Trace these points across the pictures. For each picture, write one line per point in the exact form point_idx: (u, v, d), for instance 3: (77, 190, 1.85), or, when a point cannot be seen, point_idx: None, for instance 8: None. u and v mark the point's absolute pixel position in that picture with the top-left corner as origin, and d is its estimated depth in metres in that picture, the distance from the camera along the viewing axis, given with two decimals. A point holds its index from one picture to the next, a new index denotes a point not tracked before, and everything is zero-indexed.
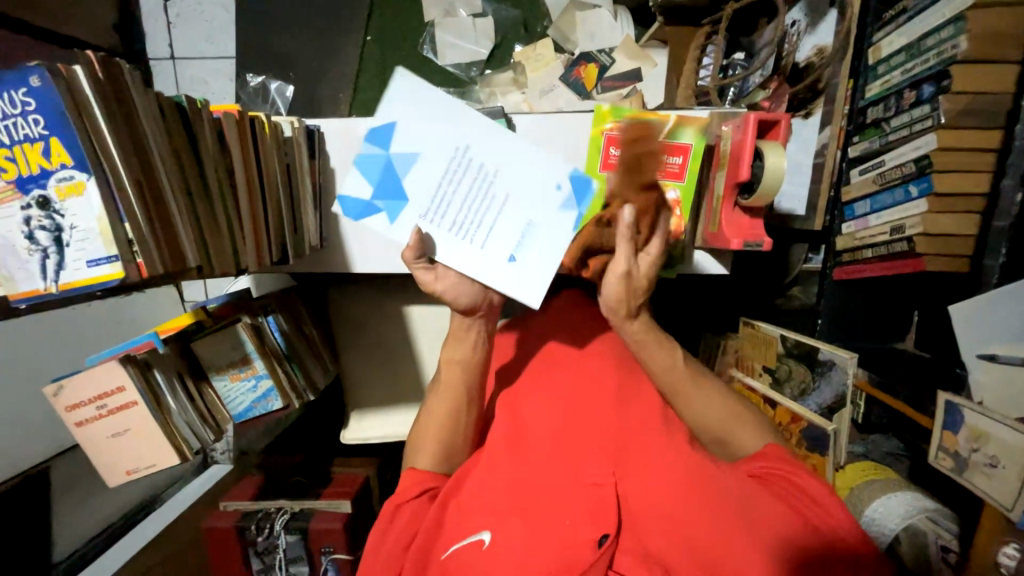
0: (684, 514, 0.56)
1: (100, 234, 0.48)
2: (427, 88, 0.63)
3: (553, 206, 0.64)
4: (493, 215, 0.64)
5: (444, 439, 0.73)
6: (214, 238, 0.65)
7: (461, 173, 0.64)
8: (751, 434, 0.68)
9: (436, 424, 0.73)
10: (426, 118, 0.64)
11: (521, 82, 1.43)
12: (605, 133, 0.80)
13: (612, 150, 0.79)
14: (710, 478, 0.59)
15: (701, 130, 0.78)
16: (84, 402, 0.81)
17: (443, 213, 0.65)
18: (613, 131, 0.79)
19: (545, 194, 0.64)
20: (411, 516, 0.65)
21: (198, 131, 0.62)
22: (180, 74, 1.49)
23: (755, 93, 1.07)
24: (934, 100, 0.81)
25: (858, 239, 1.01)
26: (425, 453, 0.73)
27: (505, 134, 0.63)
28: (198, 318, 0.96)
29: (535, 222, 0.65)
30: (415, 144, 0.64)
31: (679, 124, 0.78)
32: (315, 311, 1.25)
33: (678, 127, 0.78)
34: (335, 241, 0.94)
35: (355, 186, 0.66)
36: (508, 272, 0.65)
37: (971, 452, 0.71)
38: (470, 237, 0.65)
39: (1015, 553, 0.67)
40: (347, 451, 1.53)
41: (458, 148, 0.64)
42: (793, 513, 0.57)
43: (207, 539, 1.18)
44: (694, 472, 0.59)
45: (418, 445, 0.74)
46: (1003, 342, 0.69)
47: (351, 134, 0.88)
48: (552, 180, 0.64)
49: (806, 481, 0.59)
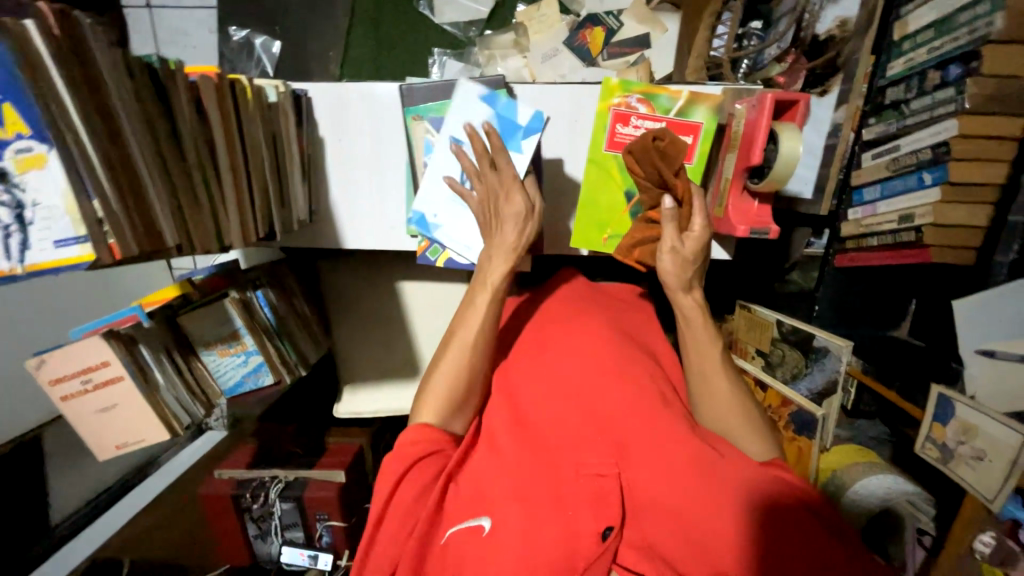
0: (683, 501, 0.57)
1: (67, 213, 0.45)
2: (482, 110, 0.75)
3: (444, 198, 0.79)
4: None
5: (453, 401, 0.71)
6: (194, 214, 0.60)
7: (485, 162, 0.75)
8: (753, 442, 0.69)
9: (452, 377, 0.71)
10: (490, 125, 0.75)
11: (523, 45, 1.34)
12: (613, 109, 0.76)
13: (620, 128, 0.76)
14: (713, 469, 0.59)
15: (715, 108, 0.75)
16: (69, 376, 0.77)
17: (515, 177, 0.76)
18: (621, 107, 0.75)
19: (444, 202, 0.79)
20: (405, 513, 0.61)
21: (173, 96, 0.57)
22: (157, 23, 1.38)
23: (770, 67, 1.02)
24: (960, 83, 0.77)
25: (863, 227, 0.99)
26: (433, 403, 0.70)
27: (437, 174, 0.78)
28: (184, 291, 0.93)
29: (439, 220, 0.79)
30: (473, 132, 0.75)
31: (691, 101, 0.75)
32: (306, 284, 1.22)
33: (690, 106, 0.75)
34: (326, 213, 0.90)
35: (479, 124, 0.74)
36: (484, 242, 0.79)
37: (958, 444, 0.72)
38: None
39: (990, 540, 0.71)
40: (340, 422, 1.54)
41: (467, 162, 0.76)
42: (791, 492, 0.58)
43: (204, 505, 1.19)
44: (696, 463, 0.59)
45: (429, 397, 0.71)
46: (1002, 339, 0.69)
47: (340, 99, 0.84)
48: (430, 210, 0.79)
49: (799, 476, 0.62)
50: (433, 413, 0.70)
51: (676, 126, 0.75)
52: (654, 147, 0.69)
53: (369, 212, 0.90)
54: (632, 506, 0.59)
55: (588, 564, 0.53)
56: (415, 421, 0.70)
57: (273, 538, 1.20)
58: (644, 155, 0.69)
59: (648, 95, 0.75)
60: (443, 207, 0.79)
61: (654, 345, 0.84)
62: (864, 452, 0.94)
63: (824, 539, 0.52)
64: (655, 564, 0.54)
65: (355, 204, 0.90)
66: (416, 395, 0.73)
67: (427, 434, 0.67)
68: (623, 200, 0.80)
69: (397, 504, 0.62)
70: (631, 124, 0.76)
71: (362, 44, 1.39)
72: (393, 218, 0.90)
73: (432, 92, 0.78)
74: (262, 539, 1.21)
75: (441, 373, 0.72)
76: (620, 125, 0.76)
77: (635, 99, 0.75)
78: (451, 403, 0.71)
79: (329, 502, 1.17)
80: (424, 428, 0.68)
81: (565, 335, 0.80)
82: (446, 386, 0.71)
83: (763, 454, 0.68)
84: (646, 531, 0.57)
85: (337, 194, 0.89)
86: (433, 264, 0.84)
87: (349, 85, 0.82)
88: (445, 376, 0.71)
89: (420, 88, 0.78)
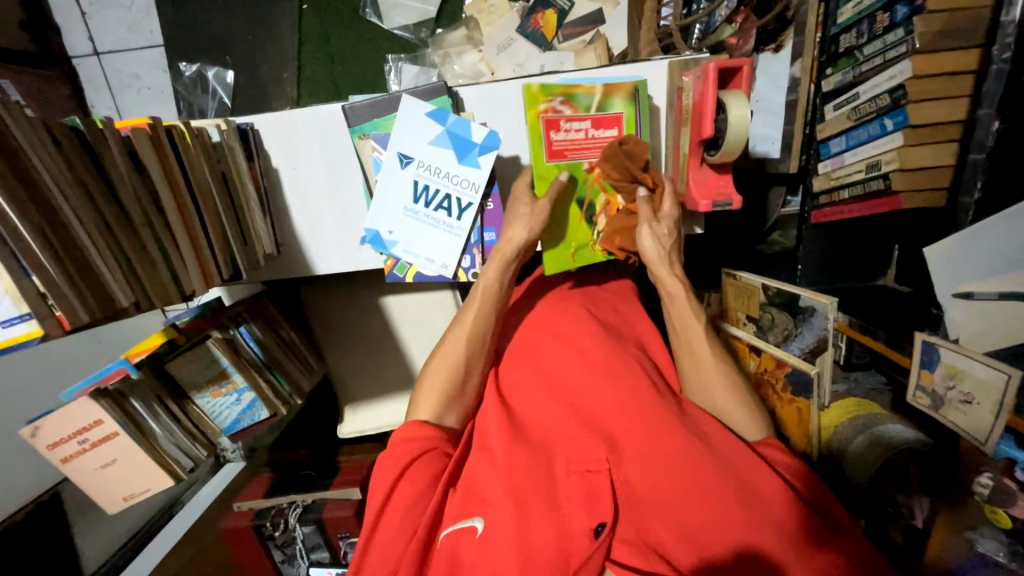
0: (672, 491, 0.59)
1: (6, 293, 0.45)
2: (425, 122, 0.73)
3: (398, 212, 0.78)
4: (441, 228, 0.78)
5: (450, 396, 0.71)
6: (149, 271, 0.60)
7: (439, 179, 0.75)
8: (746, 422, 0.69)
9: (449, 371, 0.71)
10: (433, 142, 0.74)
11: (476, 38, 1.31)
12: (541, 117, 0.71)
13: (553, 135, 0.72)
14: (702, 459, 0.60)
15: (629, 95, 0.74)
16: (64, 439, 0.77)
17: (468, 190, 0.75)
18: (549, 114, 0.71)
19: (398, 215, 0.78)
20: (398, 525, 0.60)
21: (106, 156, 0.56)
22: (108, 70, 1.36)
23: (721, 30, 1.00)
24: (908, 23, 0.75)
25: (834, 179, 0.98)
26: (427, 399, 0.70)
27: (385, 187, 0.76)
28: (169, 338, 0.92)
29: (395, 233, 0.78)
30: (419, 152, 0.74)
31: (607, 93, 0.73)
32: (290, 313, 1.22)
33: (607, 96, 0.73)
34: (293, 244, 0.90)
35: (433, 143, 0.74)
36: (442, 256, 0.79)
37: (947, 390, 0.71)
38: (459, 231, 0.77)
39: (989, 482, 0.69)
40: (351, 439, 1.55)
41: (418, 179, 0.76)
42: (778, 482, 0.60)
43: (227, 539, 1.21)
44: (685, 454, 0.61)
45: (425, 393, 0.71)
46: (977, 279, 0.68)
47: (287, 125, 0.82)
48: (386, 226, 0.78)
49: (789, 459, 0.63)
50: (431, 410, 0.70)
51: (600, 121, 0.74)
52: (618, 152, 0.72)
53: (336, 236, 0.89)
54: (625, 498, 0.61)
55: (579, 562, 0.55)
56: (410, 417, 0.70)
57: (301, 560, 1.21)
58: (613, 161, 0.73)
59: (568, 96, 0.72)
60: (399, 224, 0.78)
61: (642, 331, 0.83)
62: (867, 404, 0.95)
63: (797, 520, 0.56)
64: (649, 559, 0.56)
65: (321, 230, 0.89)
66: (414, 391, 0.72)
67: (423, 431, 0.67)
68: (575, 207, 0.76)
69: (393, 506, 0.61)
70: (562, 129, 0.72)
71: (314, 62, 1.36)
72: (357, 238, 0.89)
73: (376, 108, 0.76)
74: (289, 564, 1.22)
75: (439, 366, 0.72)
76: (553, 133, 0.72)
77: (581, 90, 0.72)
78: (449, 397, 0.71)
79: (347, 520, 1.18)
80: (418, 426, 0.67)
81: (562, 327, 0.77)
82: (443, 383, 0.71)
83: (754, 432, 0.69)
84: (641, 528, 0.58)
85: (300, 220, 0.88)
86: (402, 280, 0.83)
87: (292, 111, 0.81)
88: (441, 369, 0.72)
89: (362, 105, 0.76)
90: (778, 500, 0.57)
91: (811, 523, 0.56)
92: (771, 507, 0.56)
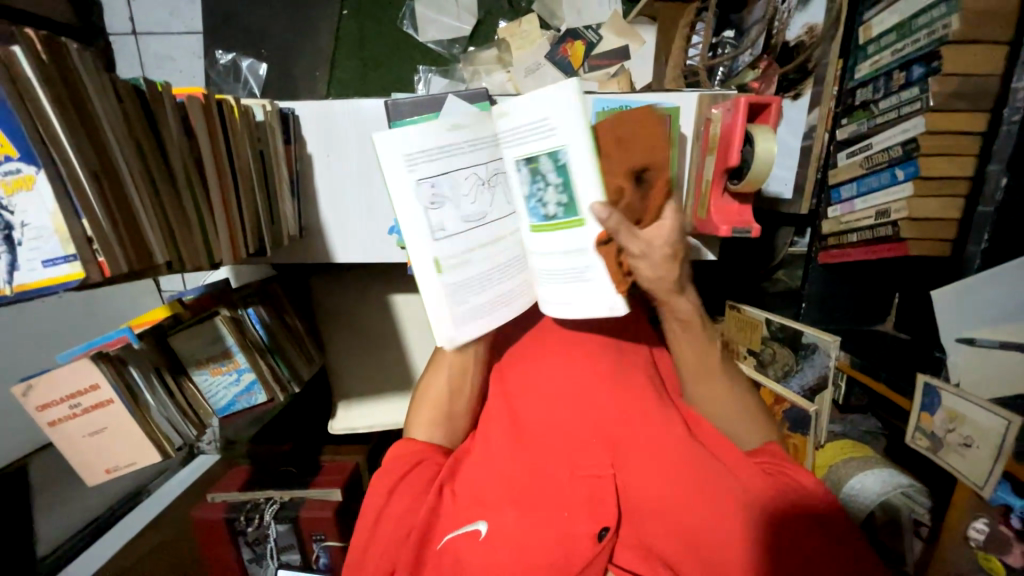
0: (674, 501, 0.58)
1: (55, 232, 0.46)
2: None
3: None
4: None
5: (442, 413, 0.71)
6: (184, 232, 0.61)
7: None
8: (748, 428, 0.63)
9: (442, 383, 0.70)
10: None
11: (505, 60, 1.37)
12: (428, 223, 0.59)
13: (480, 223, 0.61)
14: (704, 466, 0.58)
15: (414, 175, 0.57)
16: (56, 401, 0.74)
17: None
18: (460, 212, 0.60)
19: None
20: (399, 515, 0.60)
21: (160, 117, 0.58)
22: (144, 50, 1.40)
23: (744, 73, 1.06)
24: (923, 82, 0.80)
25: (843, 224, 1.02)
26: (422, 419, 0.71)
27: None
28: (175, 312, 0.91)
29: None
30: None
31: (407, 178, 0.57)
32: (295, 301, 1.22)
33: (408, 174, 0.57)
34: (315, 228, 0.91)
35: None
36: None
37: (946, 433, 0.73)
38: None
39: (984, 528, 0.70)
40: (338, 439, 1.51)
41: None
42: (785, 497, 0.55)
43: (195, 531, 1.16)
44: (689, 461, 0.59)
45: (418, 413, 0.72)
46: (981, 325, 0.71)
47: (326, 113, 0.84)
48: None
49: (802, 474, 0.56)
50: (425, 428, 0.71)
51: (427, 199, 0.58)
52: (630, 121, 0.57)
53: (360, 227, 0.91)
54: (629, 506, 0.61)
55: (583, 564, 0.55)
56: (405, 434, 0.71)
57: (269, 560, 1.17)
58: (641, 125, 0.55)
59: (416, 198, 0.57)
60: None
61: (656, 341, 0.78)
62: (858, 446, 0.95)
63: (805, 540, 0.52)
64: (648, 563, 0.57)
65: (346, 218, 0.90)
66: (408, 408, 0.73)
67: (414, 445, 0.68)
68: None
69: (391, 510, 0.61)
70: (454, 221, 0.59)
71: (348, 63, 1.41)
72: (381, 230, 0.90)
73: (419, 106, 0.79)
74: (257, 564, 1.17)
75: (423, 386, 0.72)
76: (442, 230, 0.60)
77: (612, 120, 0.76)
78: (439, 409, 0.71)
79: (324, 521, 1.15)
80: (407, 442, 0.69)
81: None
82: (430, 398, 0.71)
83: (756, 438, 0.63)
84: (640, 532, 0.60)
85: (326, 208, 0.90)
86: None
87: (334, 103, 0.84)
88: (425, 399, 0.71)
89: (405, 102, 0.79)
90: (787, 515, 0.54)
91: (802, 537, 0.53)
92: (777, 524, 0.53)
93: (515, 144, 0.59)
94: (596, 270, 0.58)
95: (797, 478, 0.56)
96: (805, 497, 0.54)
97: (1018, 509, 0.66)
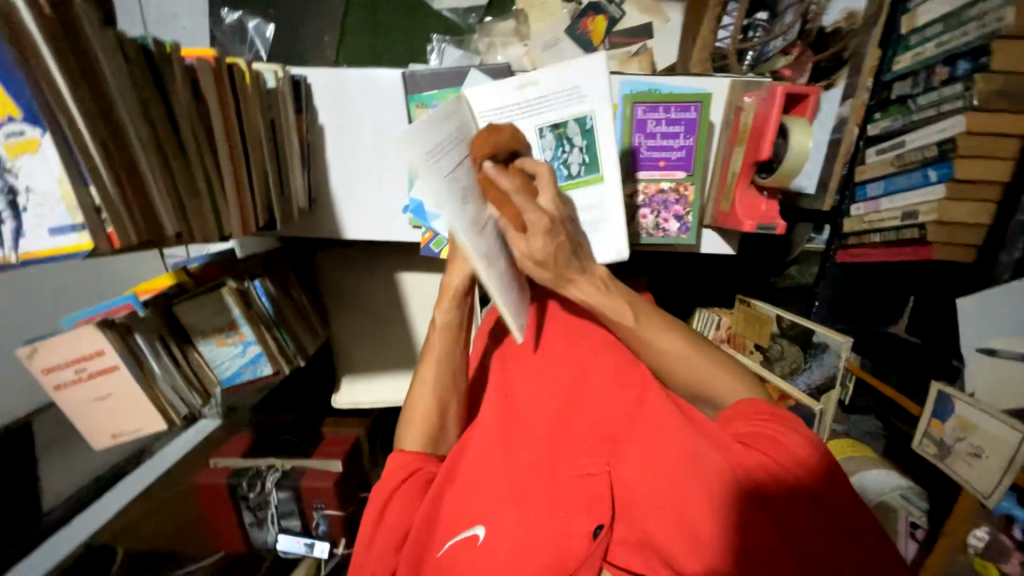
0: (653, 488, 0.54)
1: (63, 199, 0.44)
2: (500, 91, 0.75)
3: None
4: None
5: (433, 417, 0.72)
6: (192, 201, 0.59)
7: None
8: (729, 387, 0.61)
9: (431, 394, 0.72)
10: None
11: (523, 32, 1.29)
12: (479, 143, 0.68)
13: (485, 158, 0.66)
14: (694, 445, 0.53)
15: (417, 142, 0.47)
16: (61, 365, 0.73)
17: None
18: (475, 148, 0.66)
19: None
20: (397, 516, 0.63)
21: (169, 79, 0.55)
22: (147, 6, 1.34)
23: (777, 59, 0.99)
24: (968, 79, 0.77)
25: (866, 223, 1.01)
26: (413, 433, 0.71)
27: None
28: (179, 280, 0.91)
29: None
30: None
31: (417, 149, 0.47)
32: (302, 275, 1.21)
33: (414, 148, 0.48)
34: (325, 202, 0.89)
35: None
36: None
37: (955, 441, 0.73)
38: None
39: (984, 535, 0.72)
40: (338, 412, 1.51)
41: None
42: (770, 466, 0.50)
43: (198, 496, 1.20)
44: (680, 439, 0.54)
45: (407, 426, 0.72)
46: (1005, 336, 0.69)
47: (340, 84, 0.81)
48: None
49: (789, 440, 0.52)
50: (416, 442, 0.71)
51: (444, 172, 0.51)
52: (498, 132, 0.57)
53: (374, 204, 0.88)
54: (628, 503, 0.56)
55: (578, 564, 0.53)
56: (396, 447, 0.71)
57: (269, 526, 1.19)
58: (483, 143, 0.55)
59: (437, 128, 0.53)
60: None
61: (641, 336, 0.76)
62: (859, 447, 0.95)
63: (791, 515, 0.47)
64: (645, 558, 0.52)
65: (357, 194, 0.88)
66: (397, 424, 0.73)
67: (404, 457, 0.68)
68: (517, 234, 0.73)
69: (389, 515, 0.63)
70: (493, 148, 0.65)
71: (358, 29, 1.34)
72: (394, 207, 0.88)
73: (439, 80, 0.77)
74: (257, 528, 1.20)
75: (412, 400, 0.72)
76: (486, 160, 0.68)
77: (645, 106, 0.73)
78: (430, 424, 0.71)
79: (324, 491, 1.16)
80: (399, 454, 0.69)
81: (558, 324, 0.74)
82: (421, 407, 0.72)
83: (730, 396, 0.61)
84: (639, 529, 0.54)
85: (337, 184, 0.87)
86: (436, 255, 0.86)
87: (346, 73, 0.80)
88: (413, 408, 0.72)
89: (423, 75, 0.77)
90: (776, 490, 0.49)
91: (795, 508, 0.48)
92: (769, 498, 0.49)
93: (543, 113, 0.68)
94: (609, 222, 0.72)
95: (783, 445, 0.51)
96: (790, 471, 0.50)
97: (1021, 520, 0.67)
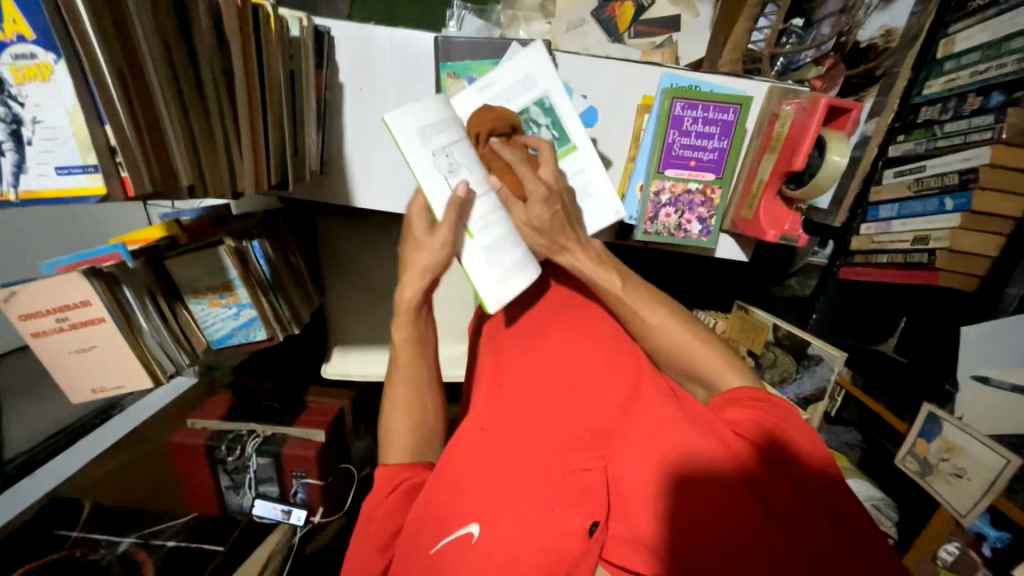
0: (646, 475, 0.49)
1: (74, 135, 0.40)
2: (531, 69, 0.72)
3: None
4: None
5: (416, 409, 0.70)
6: (208, 153, 0.55)
7: None
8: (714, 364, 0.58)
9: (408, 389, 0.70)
10: None
11: (549, 10, 1.21)
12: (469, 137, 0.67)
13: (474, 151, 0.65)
14: (682, 431, 0.49)
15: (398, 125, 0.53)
16: (43, 312, 0.68)
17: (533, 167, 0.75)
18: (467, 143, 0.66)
19: None
20: (392, 509, 0.61)
21: (193, 16, 0.50)
22: None
23: (807, 69, 1.01)
24: (1001, 111, 0.80)
25: (875, 243, 1.04)
26: (395, 443, 0.69)
27: None
28: (172, 233, 0.85)
29: None
30: None
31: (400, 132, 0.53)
32: (299, 239, 1.16)
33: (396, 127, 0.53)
34: (337, 166, 0.84)
35: None
36: None
37: (939, 460, 0.76)
38: None
39: (954, 550, 0.75)
40: (322, 381, 1.49)
41: None
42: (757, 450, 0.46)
43: (173, 454, 1.15)
44: (668, 427, 0.50)
45: (391, 434, 0.69)
46: (1001, 367, 0.71)
47: (366, 42, 0.76)
48: None
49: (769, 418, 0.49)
50: (402, 449, 0.69)
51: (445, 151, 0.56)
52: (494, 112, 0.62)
53: (386, 173, 0.85)
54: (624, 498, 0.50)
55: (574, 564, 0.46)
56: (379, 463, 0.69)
57: (247, 490, 1.17)
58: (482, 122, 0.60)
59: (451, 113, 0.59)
60: None
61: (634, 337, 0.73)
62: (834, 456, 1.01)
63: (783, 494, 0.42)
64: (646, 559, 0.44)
65: (371, 162, 0.84)
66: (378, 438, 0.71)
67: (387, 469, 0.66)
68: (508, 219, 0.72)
69: (382, 510, 0.62)
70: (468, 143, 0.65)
71: None
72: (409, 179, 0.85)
73: (473, 49, 0.73)
74: (234, 491, 1.18)
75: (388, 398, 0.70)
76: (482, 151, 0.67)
77: (683, 102, 0.71)
78: (414, 415, 0.70)
79: (307, 459, 1.14)
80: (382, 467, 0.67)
81: (549, 323, 0.73)
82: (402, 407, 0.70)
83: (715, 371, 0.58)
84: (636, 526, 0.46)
85: (351, 149, 0.83)
86: None
87: (374, 30, 0.75)
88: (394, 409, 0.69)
89: (458, 42, 0.73)
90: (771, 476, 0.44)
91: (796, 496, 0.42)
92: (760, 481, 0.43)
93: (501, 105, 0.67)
94: (595, 186, 0.71)
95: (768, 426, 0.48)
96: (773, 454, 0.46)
97: (991, 538, 0.72)
